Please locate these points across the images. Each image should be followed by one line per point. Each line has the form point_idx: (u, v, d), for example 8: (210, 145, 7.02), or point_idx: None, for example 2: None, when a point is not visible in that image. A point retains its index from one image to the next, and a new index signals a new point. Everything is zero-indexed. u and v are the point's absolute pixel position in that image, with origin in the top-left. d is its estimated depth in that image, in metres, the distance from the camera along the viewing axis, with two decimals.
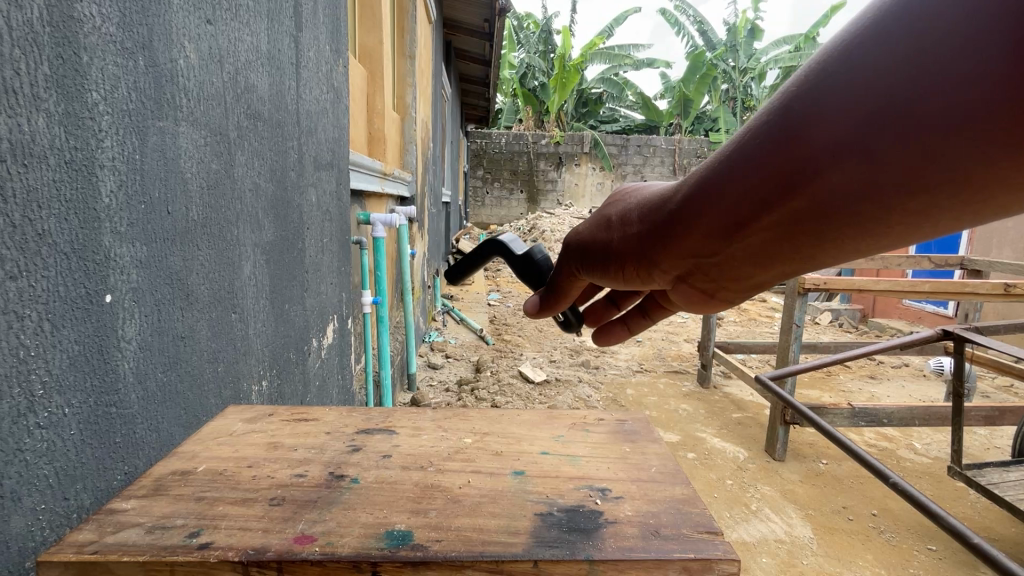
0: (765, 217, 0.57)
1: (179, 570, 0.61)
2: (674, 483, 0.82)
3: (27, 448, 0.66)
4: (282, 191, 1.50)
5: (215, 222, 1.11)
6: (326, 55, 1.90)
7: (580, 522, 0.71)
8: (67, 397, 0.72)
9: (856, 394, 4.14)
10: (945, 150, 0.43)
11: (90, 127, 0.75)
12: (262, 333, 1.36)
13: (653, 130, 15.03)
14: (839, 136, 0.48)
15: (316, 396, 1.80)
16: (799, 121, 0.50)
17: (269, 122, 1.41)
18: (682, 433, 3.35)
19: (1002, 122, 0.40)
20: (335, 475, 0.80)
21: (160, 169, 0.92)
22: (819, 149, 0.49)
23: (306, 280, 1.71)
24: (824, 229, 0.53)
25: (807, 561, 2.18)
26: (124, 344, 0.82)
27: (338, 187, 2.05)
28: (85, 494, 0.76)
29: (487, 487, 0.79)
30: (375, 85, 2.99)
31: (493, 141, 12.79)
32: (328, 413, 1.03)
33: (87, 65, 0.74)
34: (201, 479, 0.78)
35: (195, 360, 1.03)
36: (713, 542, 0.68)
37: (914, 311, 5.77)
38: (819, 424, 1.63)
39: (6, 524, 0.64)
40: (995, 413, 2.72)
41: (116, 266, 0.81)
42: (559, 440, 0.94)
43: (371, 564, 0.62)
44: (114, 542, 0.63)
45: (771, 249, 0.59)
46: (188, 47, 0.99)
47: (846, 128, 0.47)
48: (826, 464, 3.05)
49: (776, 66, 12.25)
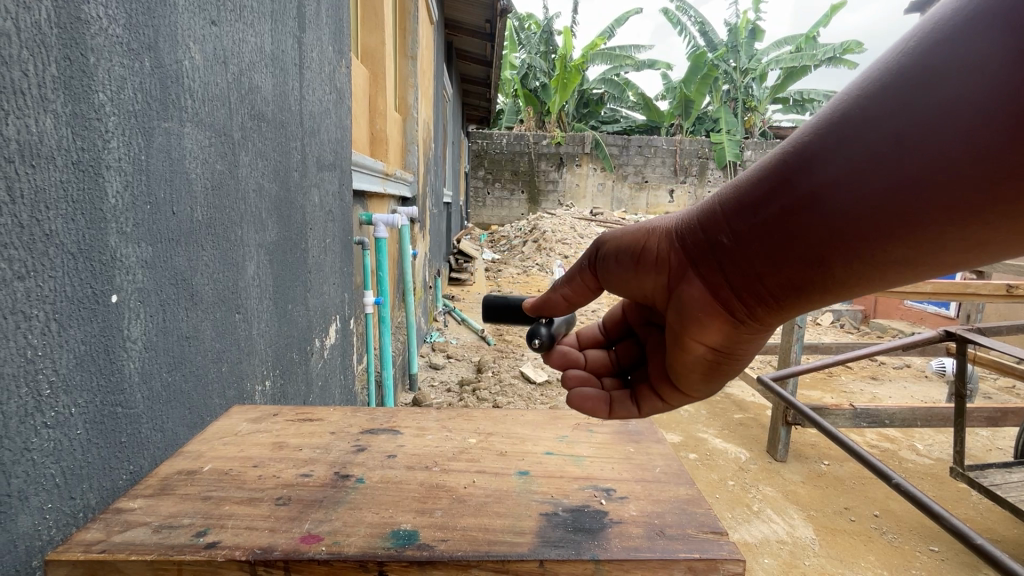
0: (784, 205, 0.70)
1: (188, 569, 0.61)
2: (679, 483, 0.82)
3: (35, 448, 0.67)
4: (285, 191, 1.51)
5: (220, 223, 1.12)
6: (329, 56, 1.90)
7: (586, 522, 0.72)
8: (74, 396, 0.72)
9: (858, 395, 4.13)
10: (943, 149, 0.55)
11: (97, 128, 0.75)
12: (266, 333, 1.37)
13: (654, 131, 15.02)
14: (854, 134, 0.62)
15: (318, 396, 1.80)
16: (825, 128, 0.65)
17: (273, 123, 1.42)
18: (683, 433, 3.35)
19: (988, 125, 0.52)
20: (341, 475, 0.80)
21: (166, 169, 0.92)
22: (843, 147, 0.62)
23: (309, 280, 1.71)
24: (840, 221, 0.64)
25: (809, 563, 2.18)
26: (129, 344, 0.83)
27: (340, 188, 2.05)
28: (91, 493, 0.76)
29: (492, 487, 0.79)
30: (377, 85, 3.00)
31: (494, 141, 12.78)
32: (332, 414, 1.03)
33: (95, 66, 0.75)
34: (207, 478, 0.78)
35: (200, 360, 1.03)
36: (718, 542, 0.68)
37: (916, 312, 5.76)
38: (821, 425, 1.62)
39: (14, 522, 0.64)
40: (997, 414, 2.72)
41: (122, 266, 0.81)
42: (563, 441, 0.94)
43: (378, 563, 0.62)
44: (122, 541, 0.64)
45: (792, 241, 0.70)
46: (193, 48, 1.00)
47: (867, 131, 0.60)
48: (828, 465, 3.04)
49: (777, 67, 12.23)
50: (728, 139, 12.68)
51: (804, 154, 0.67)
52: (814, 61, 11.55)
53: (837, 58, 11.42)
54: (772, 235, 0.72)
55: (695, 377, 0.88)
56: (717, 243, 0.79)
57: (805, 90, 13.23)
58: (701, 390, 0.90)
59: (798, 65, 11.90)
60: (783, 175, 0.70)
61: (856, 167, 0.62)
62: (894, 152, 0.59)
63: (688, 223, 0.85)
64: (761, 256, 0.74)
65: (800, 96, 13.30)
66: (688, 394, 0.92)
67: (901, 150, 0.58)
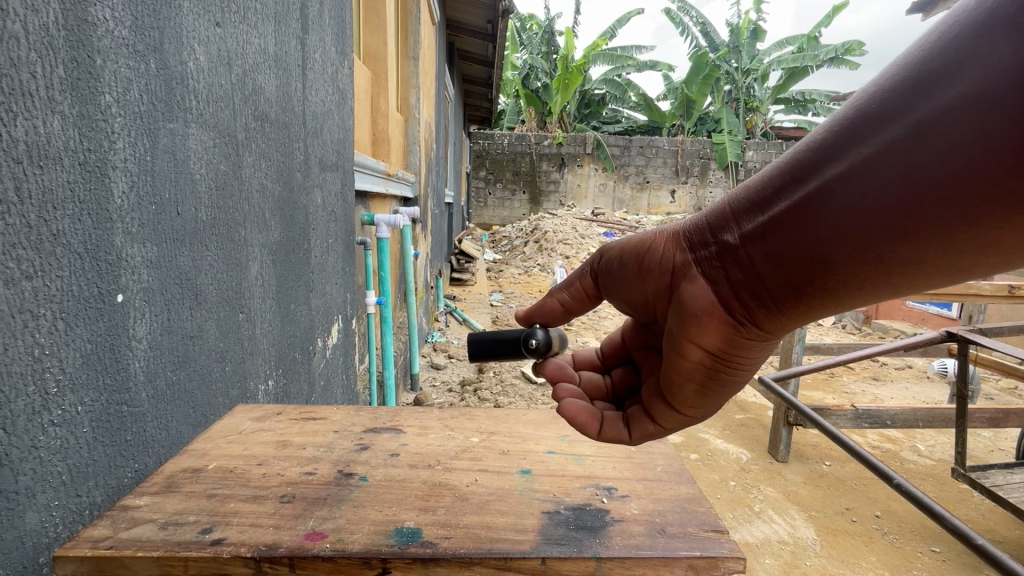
0: (790, 203, 0.71)
1: (194, 564, 0.62)
2: (680, 482, 0.82)
3: (42, 445, 0.67)
4: (289, 192, 1.52)
5: (224, 223, 1.13)
6: (332, 57, 1.91)
7: (587, 520, 0.72)
8: (80, 395, 0.73)
9: (859, 396, 4.13)
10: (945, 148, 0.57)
11: (103, 129, 0.76)
12: (269, 333, 1.38)
13: (655, 131, 15.01)
14: (862, 134, 0.63)
15: (321, 395, 1.81)
16: (834, 130, 0.67)
17: (277, 123, 1.43)
18: (684, 434, 3.35)
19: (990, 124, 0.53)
20: (345, 474, 0.81)
21: (171, 170, 0.93)
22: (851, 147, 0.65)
23: (312, 280, 1.72)
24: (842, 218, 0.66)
25: (809, 563, 2.18)
26: (134, 343, 0.83)
27: (343, 188, 2.06)
28: (97, 491, 0.77)
29: (495, 486, 0.79)
30: (379, 86, 3.02)
31: (495, 142, 12.78)
32: (335, 413, 1.04)
33: (102, 68, 0.75)
34: (212, 476, 0.79)
35: (204, 359, 1.04)
36: (720, 540, 0.69)
37: (918, 313, 5.76)
38: (822, 426, 1.62)
39: (21, 519, 0.65)
40: (999, 415, 2.72)
41: (127, 267, 0.82)
42: (565, 440, 0.95)
43: (382, 560, 0.63)
44: (129, 538, 0.64)
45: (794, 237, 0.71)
46: (198, 50, 1.00)
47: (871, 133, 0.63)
48: (830, 466, 3.04)
49: (779, 68, 12.22)
50: (730, 140, 12.68)
51: (813, 155, 0.69)
52: (815, 62, 11.55)
53: (839, 59, 11.43)
54: (777, 234, 0.73)
55: (690, 390, 0.83)
56: (723, 243, 0.80)
57: (807, 90, 13.23)
58: (695, 408, 0.85)
59: (800, 66, 11.90)
60: (792, 175, 0.72)
61: (861, 166, 0.63)
62: (898, 150, 0.60)
63: (695, 225, 0.86)
64: (764, 254, 0.75)
65: (802, 96, 13.30)
66: (681, 413, 0.86)
67: (907, 150, 0.59)
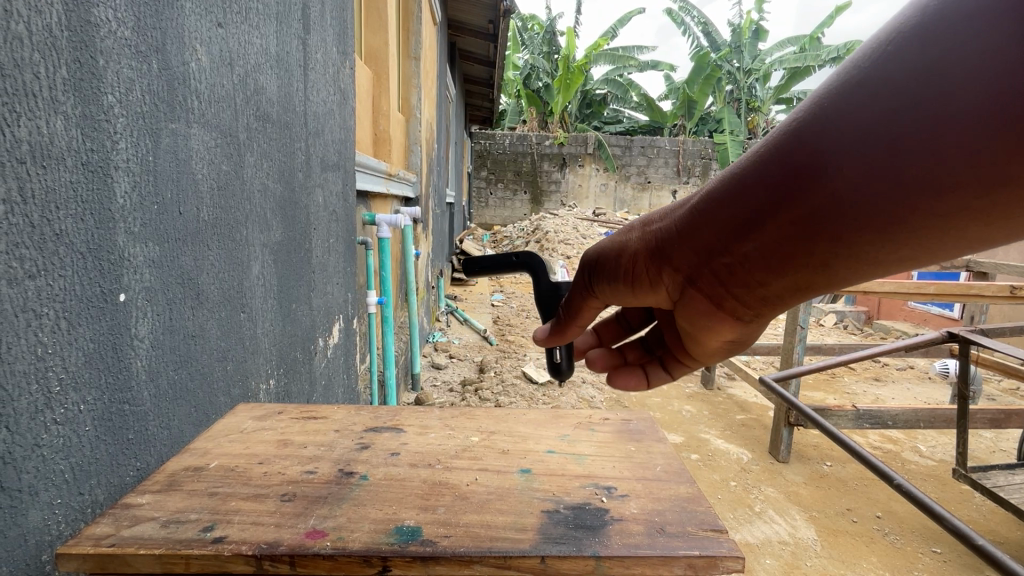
0: (776, 211, 0.60)
1: (195, 562, 0.62)
2: (680, 482, 0.83)
3: (44, 444, 0.68)
4: (291, 192, 1.52)
5: (225, 223, 1.13)
6: (333, 57, 1.92)
7: (587, 519, 0.72)
8: (82, 393, 0.73)
9: (860, 396, 4.13)
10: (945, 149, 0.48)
11: (106, 129, 0.77)
12: (270, 332, 1.38)
13: (657, 131, 15.00)
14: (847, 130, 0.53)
15: (321, 395, 1.81)
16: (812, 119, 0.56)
17: (279, 124, 1.43)
18: (685, 434, 3.35)
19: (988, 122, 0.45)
20: (345, 472, 0.81)
21: (172, 170, 0.93)
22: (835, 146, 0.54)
23: (313, 280, 1.73)
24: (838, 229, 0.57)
25: (810, 563, 2.18)
26: (137, 342, 0.84)
27: (344, 188, 2.07)
28: (99, 489, 0.77)
29: (494, 485, 0.80)
30: (381, 85, 3.02)
31: (497, 141, 12.79)
32: (336, 412, 1.04)
33: (104, 68, 0.76)
34: (213, 475, 0.79)
35: (206, 358, 1.04)
36: (719, 539, 0.69)
37: (920, 313, 5.75)
38: (823, 426, 1.62)
39: (24, 517, 0.65)
40: (1000, 416, 2.71)
41: (130, 266, 0.82)
42: (565, 440, 0.95)
43: (382, 558, 0.63)
44: (131, 536, 0.65)
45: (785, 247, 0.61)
46: (199, 50, 1.00)
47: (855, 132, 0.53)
48: (830, 466, 3.04)
49: (781, 67, 12.20)
50: (731, 140, 12.67)
51: (792, 152, 0.58)
52: (817, 62, 11.53)
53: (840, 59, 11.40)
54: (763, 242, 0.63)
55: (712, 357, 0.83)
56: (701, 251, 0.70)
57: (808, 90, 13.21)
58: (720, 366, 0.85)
59: (801, 66, 11.88)
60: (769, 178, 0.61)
61: (852, 167, 0.53)
62: (895, 150, 0.50)
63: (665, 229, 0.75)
64: (756, 266, 0.65)
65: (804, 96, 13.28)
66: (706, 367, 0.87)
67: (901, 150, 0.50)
